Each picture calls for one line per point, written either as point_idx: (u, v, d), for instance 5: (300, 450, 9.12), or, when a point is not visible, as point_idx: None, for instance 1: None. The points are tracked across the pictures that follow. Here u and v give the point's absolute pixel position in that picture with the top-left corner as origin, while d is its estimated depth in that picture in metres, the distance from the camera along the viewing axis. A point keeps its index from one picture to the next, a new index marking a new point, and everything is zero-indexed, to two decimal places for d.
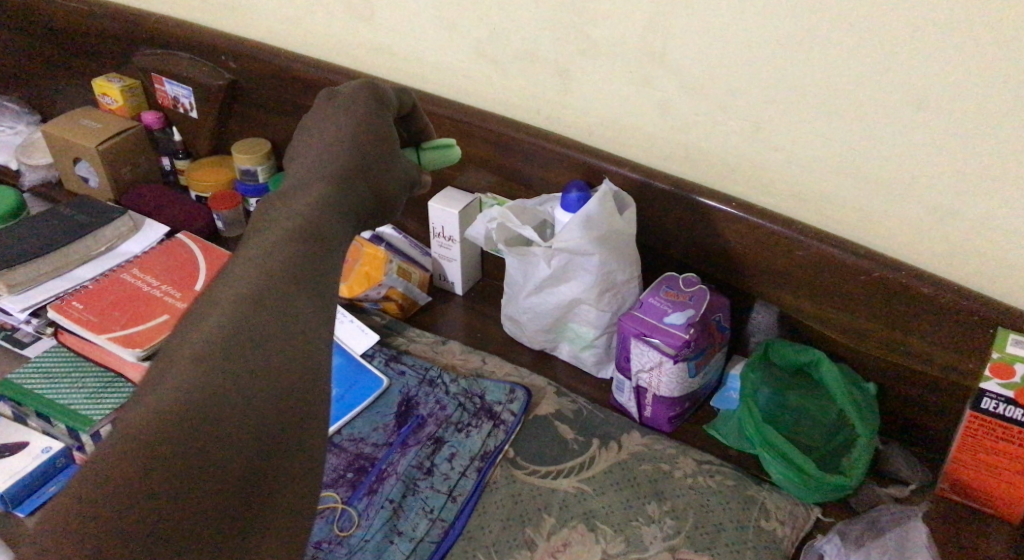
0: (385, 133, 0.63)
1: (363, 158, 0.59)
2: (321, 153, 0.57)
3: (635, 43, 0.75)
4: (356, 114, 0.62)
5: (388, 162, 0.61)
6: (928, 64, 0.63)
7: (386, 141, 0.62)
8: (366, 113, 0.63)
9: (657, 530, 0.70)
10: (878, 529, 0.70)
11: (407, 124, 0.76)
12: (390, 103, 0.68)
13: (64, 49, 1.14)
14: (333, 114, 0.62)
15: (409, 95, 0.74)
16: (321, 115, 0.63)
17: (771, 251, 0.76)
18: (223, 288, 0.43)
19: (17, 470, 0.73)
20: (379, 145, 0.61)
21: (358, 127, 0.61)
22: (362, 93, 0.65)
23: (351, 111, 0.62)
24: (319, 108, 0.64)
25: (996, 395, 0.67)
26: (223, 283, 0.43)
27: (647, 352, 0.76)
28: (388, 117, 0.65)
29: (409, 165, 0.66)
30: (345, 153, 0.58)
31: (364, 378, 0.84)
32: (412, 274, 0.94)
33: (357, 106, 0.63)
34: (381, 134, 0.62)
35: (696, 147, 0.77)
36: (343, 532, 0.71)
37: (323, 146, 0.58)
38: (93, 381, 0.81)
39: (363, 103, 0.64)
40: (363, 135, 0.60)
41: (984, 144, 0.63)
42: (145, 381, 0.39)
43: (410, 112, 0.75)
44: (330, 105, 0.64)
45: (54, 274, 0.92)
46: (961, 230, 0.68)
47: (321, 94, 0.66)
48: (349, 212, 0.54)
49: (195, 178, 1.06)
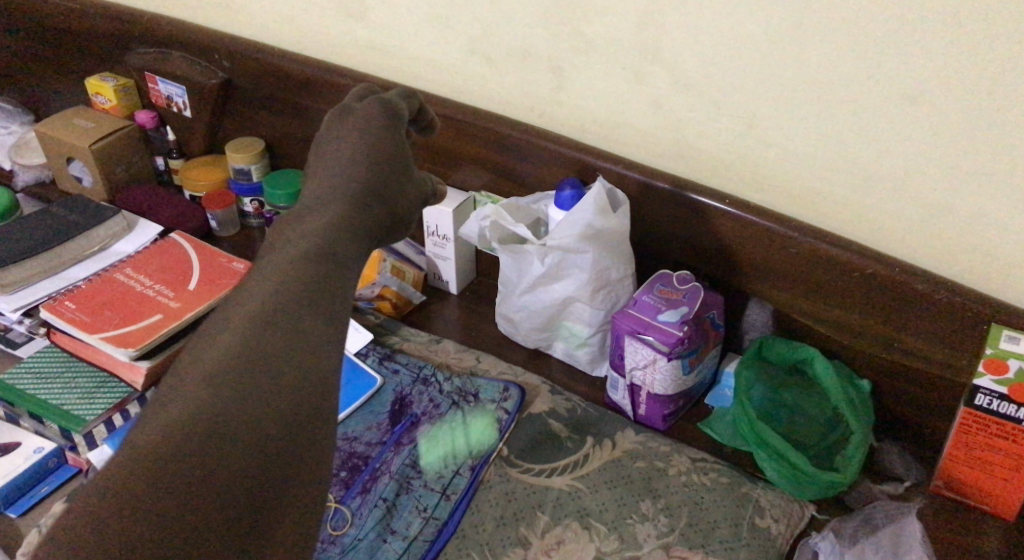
0: (396, 149, 0.62)
1: (376, 173, 0.59)
2: (342, 167, 0.57)
3: (629, 40, 0.74)
4: (362, 123, 0.62)
5: (398, 180, 0.61)
6: (919, 63, 0.63)
7: (395, 158, 0.62)
8: (379, 130, 0.62)
9: (651, 528, 0.70)
10: (873, 526, 0.70)
11: (415, 125, 0.76)
12: (403, 118, 0.67)
13: (55, 48, 1.13)
14: (345, 133, 0.61)
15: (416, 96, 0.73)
16: (331, 132, 0.62)
17: (766, 248, 0.76)
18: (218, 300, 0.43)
19: (8, 471, 0.73)
20: (388, 160, 0.61)
21: (369, 144, 0.60)
22: (373, 107, 0.65)
23: (360, 121, 0.63)
24: (331, 125, 0.64)
25: (989, 391, 0.67)
26: None
27: (641, 349, 0.76)
28: (401, 133, 0.65)
29: (419, 177, 0.66)
30: (362, 170, 0.58)
31: (358, 377, 0.84)
32: (406, 273, 0.95)
33: (365, 116, 0.63)
34: (392, 143, 0.62)
35: (691, 146, 0.77)
36: (336, 532, 0.70)
37: (340, 163, 0.58)
38: (86, 381, 0.81)
39: (373, 114, 0.64)
40: (377, 153, 0.60)
41: (979, 141, 0.63)
42: None
43: (419, 113, 0.74)
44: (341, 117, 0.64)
45: (46, 275, 0.92)
46: (956, 227, 0.68)
47: (333, 109, 0.65)
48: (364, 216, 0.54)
49: (189, 177, 1.06)
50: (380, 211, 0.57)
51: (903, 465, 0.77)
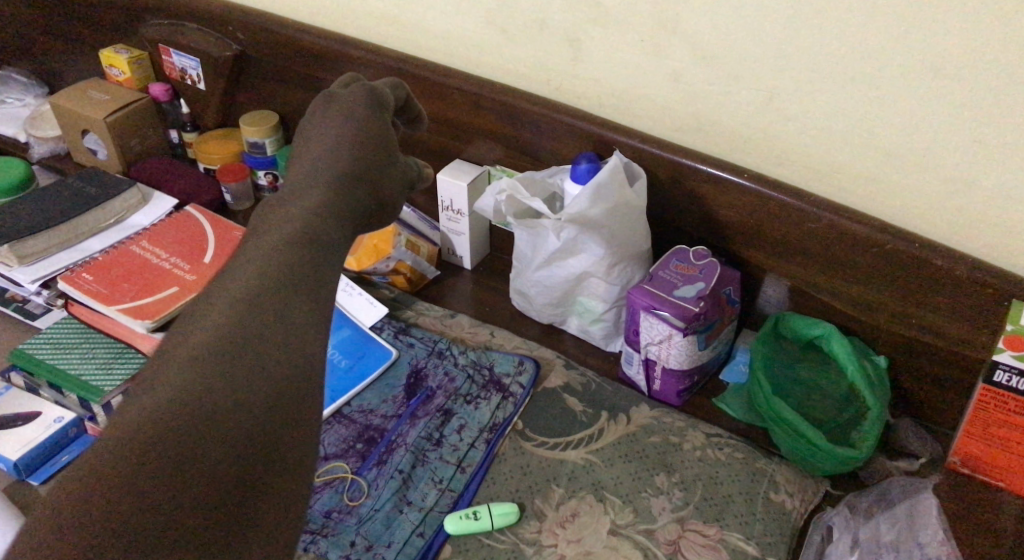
0: (382, 137, 0.61)
1: (361, 159, 0.57)
2: (323, 152, 0.56)
3: (648, 12, 0.73)
4: (353, 101, 0.62)
5: (384, 166, 0.59)
6: (945, 35, 0.62)
7: (383, 144, 0.61)
8: (365, 120, 0.61)
9: (665, 501, 0.70)
10: (889, 501, 0.70)
11: (401, 115, 0.73)
12: (389, 107, 0.66)
13: (68, 20, 1.13)
14: (326, 124, 0.60)
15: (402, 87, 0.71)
16: (313, 123, 0.61)
17: (784, 224, 0.75)
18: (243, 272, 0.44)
19: (30, 439, 0.74)
20: (374, 148, 0.59)
21: (355, 131, 0.59)
22: (359, 96, 0.63)
23: (354, 101, 0.63)
24: (313, 114, 0.62)
25: (1009, 367, 0.66)
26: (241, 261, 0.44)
27: (657, 325, 0.76)
28: (387, 121, 0.63)
29: (406, 164, 0.64)
30: (343, 155, 0.56)
31: (373, 350, 0.84)
32: (421, 247, 0.94)
33: (357, 95, 0.63)
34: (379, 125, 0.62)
35: (709, 119, 0.76)
36: (353, 502, 0.71)
37: (320, 150, 0.57)
38: (104, 352, 0.81)
39: (360, 94, 0.64)
40: (361, 141, 0.59)
41: (1004, 114, 0.63)
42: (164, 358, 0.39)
43: (406, 102, 0.72)
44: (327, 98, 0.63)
45: (63, 246, 0.92)
46: (978, 202, 0.67)
47: (317, 95, 0.64)
48: (343, 202, 0.53)
49: (202, 150, 1.06)
50: (364, 192, 0.56)
51: (919, 441, 0.77)
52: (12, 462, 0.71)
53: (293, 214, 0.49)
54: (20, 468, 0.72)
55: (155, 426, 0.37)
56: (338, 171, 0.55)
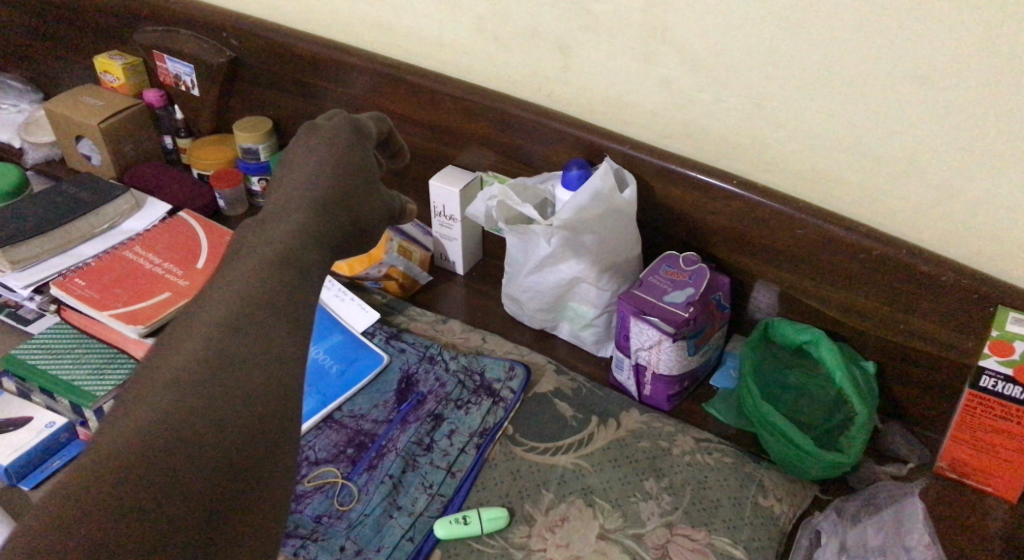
0: (361, 167, 0.61)
1: (343, 182, 0.58)
2: (312, 170, 0.57)
3: (638, 19, 0.74)
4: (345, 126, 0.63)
5: (365, 191, 0.60)
6: (928, 45, 0.62)
7: (359, 169, 0.61)
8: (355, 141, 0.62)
9: (654, 506, 0.71)
10: (876, 505, 0.70)
11: (384, 150, 0.74)
12: (371, 136, 0.66)
13: (63, 27, 1.13)
14: (308, 150, 0.60)
15: (385, 121, 0.72)
16: (301, 147, 0.61)
17: (773, 230, 0.76)
18: (236, 293, 0.45)
19: (21, 444, 0.73)
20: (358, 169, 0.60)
21: (342, 152, 0.60)
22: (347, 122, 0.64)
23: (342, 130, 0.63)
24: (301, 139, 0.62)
25: (995, 373, 0.67)
26: (238, 288, 0.45)
27: (646, 330, 0.76)
28: (370, 153, 0.64)
29: (388, 194, 0.64)
30: (325, 178, 0.57)
31: (364, 355, 0.84)
32: (412, 254, 0.95)
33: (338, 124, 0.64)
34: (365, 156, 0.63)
35: (699, 127, 0.77)
36: (343, 507, 0.71)
37: (303, 173, 0.57)
38: (95, 358, 0.81)
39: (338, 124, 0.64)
40: (342, 169, 0.59)
41: (990, 123, 0.63)
42: (155, 378, 0.40)
43: (388, 137, 0.73)
44: (314, 126, 0.63)
45: (56, 252, 0.92)
46: (964, 209, 0.68)
47: (299, 128, 0.63)
48: (323, 221, 0.54)
49: (197, 156, 1.06)
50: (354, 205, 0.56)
51: (906, 447, 0.77)
52: (3, 467, 0.71)
53: (275, 234, 0.50)
54: (10, 473, 0.72)
55: (141, 435, 0.37)
56: (319, 192, 0.56)
